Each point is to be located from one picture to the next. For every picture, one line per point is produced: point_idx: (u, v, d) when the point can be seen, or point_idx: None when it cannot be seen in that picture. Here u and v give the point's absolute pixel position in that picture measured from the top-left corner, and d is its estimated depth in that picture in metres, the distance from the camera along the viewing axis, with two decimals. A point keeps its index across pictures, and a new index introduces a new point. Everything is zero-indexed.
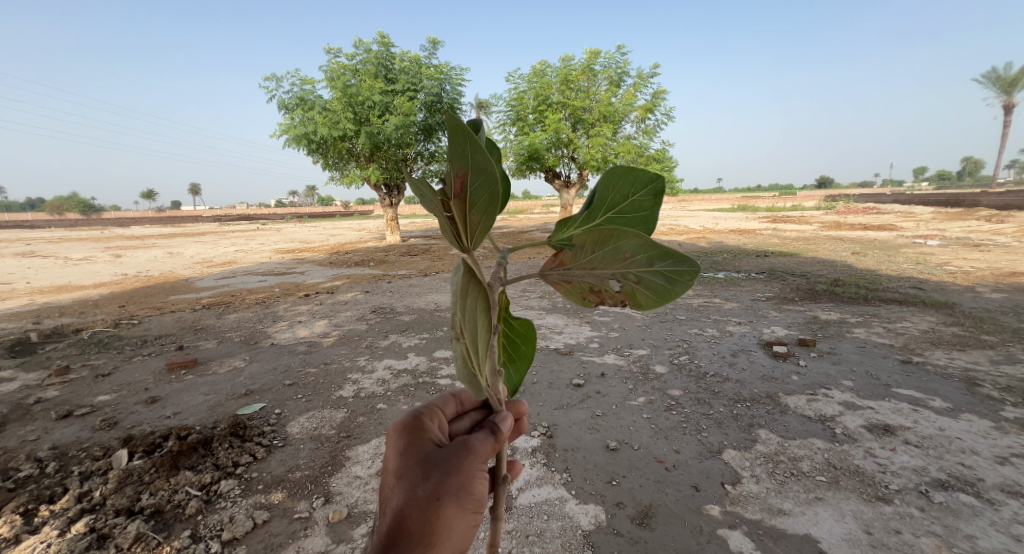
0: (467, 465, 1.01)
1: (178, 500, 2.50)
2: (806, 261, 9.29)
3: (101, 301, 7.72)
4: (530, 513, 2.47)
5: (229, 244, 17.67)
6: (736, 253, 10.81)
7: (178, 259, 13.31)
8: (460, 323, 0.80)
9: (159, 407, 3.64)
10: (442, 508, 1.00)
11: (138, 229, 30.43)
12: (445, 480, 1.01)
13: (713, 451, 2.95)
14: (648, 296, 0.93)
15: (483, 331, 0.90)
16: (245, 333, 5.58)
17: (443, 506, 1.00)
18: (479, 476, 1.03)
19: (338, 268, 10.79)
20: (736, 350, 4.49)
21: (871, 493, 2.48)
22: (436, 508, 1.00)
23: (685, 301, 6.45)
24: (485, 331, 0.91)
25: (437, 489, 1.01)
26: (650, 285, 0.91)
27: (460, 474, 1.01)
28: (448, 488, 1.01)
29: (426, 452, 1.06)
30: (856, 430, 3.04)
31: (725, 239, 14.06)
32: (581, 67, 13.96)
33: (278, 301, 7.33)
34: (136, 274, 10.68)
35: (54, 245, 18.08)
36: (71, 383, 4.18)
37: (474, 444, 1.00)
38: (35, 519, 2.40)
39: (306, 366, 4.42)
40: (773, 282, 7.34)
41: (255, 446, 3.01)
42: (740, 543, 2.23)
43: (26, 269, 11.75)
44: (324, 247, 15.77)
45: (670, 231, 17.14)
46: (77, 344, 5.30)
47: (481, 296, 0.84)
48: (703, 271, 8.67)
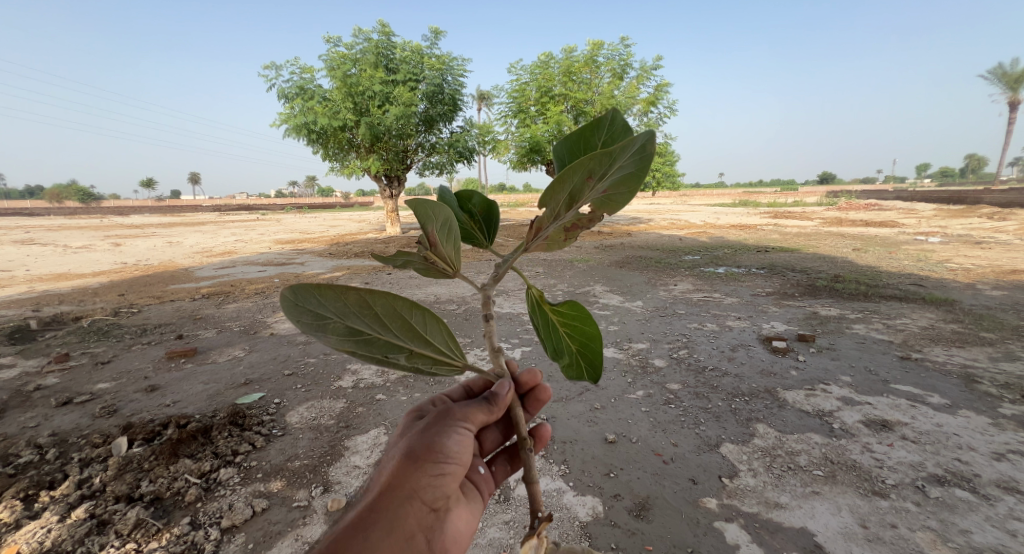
0: (440, 427, 1.12)
1: (178, 487, 2.51)
2: (806, 257, 9.29)
3: (100, 290, 7.72)
4: (528, 504, 2.49)
5: (228, 234, 17.64)
6: (736, 248, 10.80)
7: (178, 248, 13.27)
8: (326, 319, 0.85)
9: (158, 395, 3.65)
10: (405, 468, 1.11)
11: (137, 217, 30.39)
12: (421, 439, 1.11)
13: (712, 444, 2.96)
14: (623, 194, 0.91)
15: (401, 320, 0.90)
16: (245, 323, 5.59)
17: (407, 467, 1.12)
18: (453, 442, 1.12)
19: (338, 259, 10.78)
20: (735, 345, 4.50)
21: (867, 488, 2.50)
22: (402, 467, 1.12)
23: (685, 295, 6.46)
24: (413, 318, 0.91)
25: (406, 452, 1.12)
26: (620, 185, 0.89)
27: (433, 436, 1.11)
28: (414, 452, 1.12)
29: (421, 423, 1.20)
30: (854, 426, 3.05)
31: (726, 234, 14.03)
32: (583, 59, 13.85)
33: (277, 291, 7.32)
34: (136, 263, 10.67)
35: (53, 233, 18.05)
36: (70, 371, 4.19)
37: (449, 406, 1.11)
38: (35, 505, 2.41)
39: (305, 356, 4.42)
40: (773, 278, 7.35)
41: (254, 435, 3.02)
42: (737, 536, 2.24)
43: (25, 257, 11.71)
44: (324, 238, 15.71)
45: (671, 226, 17.11)
46: (77, 332, 5.31)
47: (366, 299, 0.83)
48: (703, 266, 8.67)
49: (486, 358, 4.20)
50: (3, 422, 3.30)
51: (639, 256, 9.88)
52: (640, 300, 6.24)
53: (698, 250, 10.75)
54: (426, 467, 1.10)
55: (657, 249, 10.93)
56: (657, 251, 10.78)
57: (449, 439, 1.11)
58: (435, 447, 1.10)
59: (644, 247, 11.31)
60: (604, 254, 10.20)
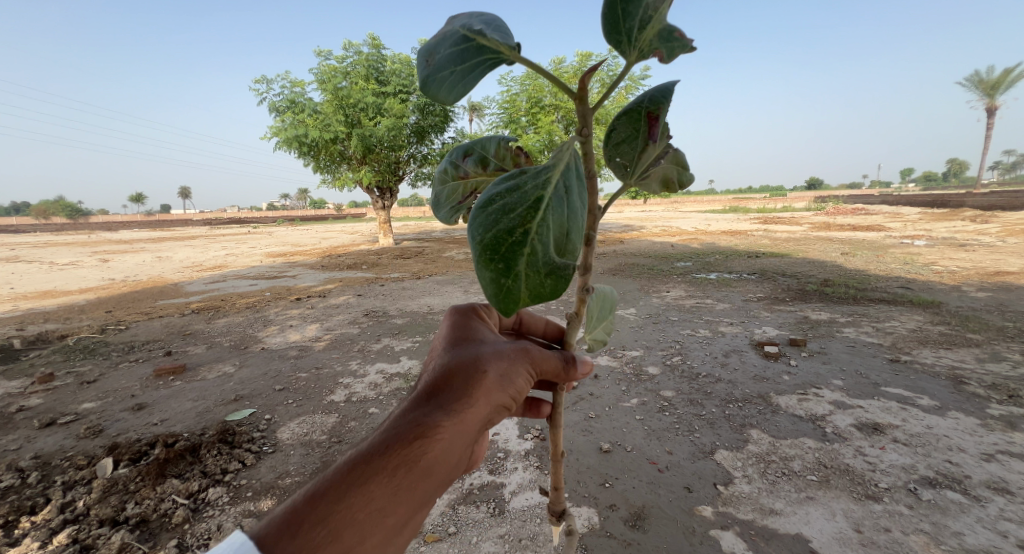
0: (523, 362, 1.16)
1: (165, 509, 2.45)
2: (796, 261, 9.38)
3: (88, 307, 7.60)
4: (523, 517, 2.49)
5: (219, 248, 17.46)
6: (727, 254, 10.90)
7: (167, 263, 13.14)
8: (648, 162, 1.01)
9: (146, 413, 3.59)
10: (484, 380, 1.13)
11: (128, 233, 30.19)
12: (506, 367, 1.15)
13: (706, 451, 2.96)
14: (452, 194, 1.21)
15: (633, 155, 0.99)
16: (235, 338, 5.51)
17: (485, 379, 1.13)
18: (525, 382, 1.16)
19: (330, 271, 10.74)
20: (727, 350, 4.52)
21: (861, 492, 2.50)
22: (480, 378, 1.13)
23: (677, 302, 6.50)
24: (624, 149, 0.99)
25: (485, 363, 1.15)
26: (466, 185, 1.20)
27: (519, 368, 1.16)
28: (495, 366, 1.15)
29: (481, 334, 1.26)
30: (846, 429, 3.06)
31: (717, 240, 14.20)
32: (572, 69, 14.03)
33: (268, 305, 7.26)
34: (125, 279, 10.55)
35: (40, 249, 17.86)
36: (55, 391, 4.10)
37: (539, 351, 1.17)
38: (16, 531, 2.35)
39: (297, 370, 4.38)
40: (764, 283, 7.41)
41: (244, 452, 2.97)
42: (733, 544, 2.24)
43: (9, 275, 11.51)
44: (316, 250, 15.68)
45: (663, 233, 17.24)
46: (63, 351, 5.21)
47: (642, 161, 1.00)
48: (694, 272, 8.72)
49: None
50: None
51: (631, 263, 9.95)
52: (633, 307, 6.29)
53: (690, 257, 10.84)
54: (501, 394, 1.15)
55: (650, 256, 11.01)
56: (650, 257, 10.83)
57: (524, 380, 1.16)
58: (512, 377, 1.15)
59: (636, 255, 11.36)
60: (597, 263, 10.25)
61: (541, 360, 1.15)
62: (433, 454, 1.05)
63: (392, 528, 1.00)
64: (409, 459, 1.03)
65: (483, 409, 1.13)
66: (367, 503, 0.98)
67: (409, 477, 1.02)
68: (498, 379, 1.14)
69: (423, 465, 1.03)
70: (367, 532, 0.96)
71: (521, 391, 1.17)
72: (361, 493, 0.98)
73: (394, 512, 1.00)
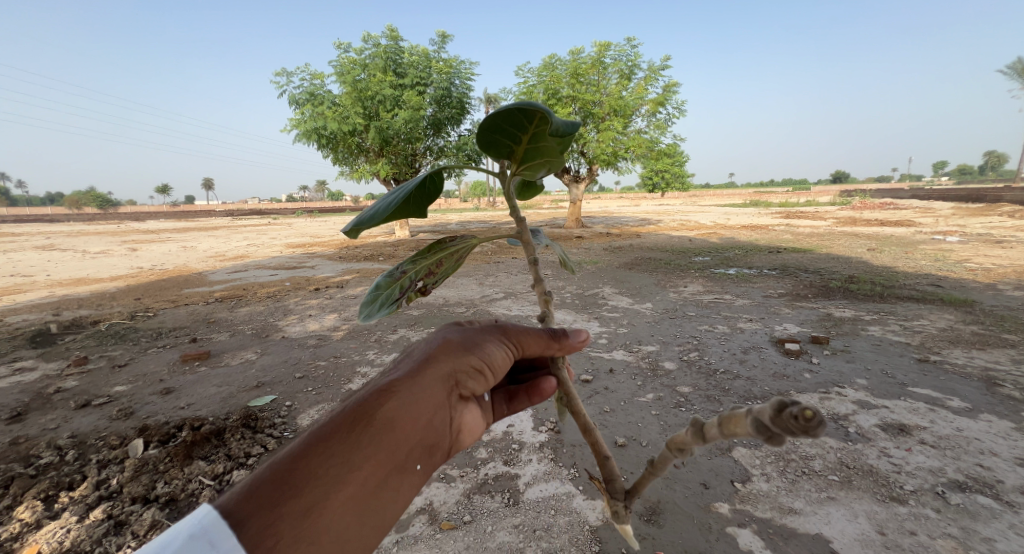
0: (486, 331, 1.29)
1: (192, 489, 2.54)
2: (819, 257, 9.14)
3: (118, 294, 7.85)
4: (537, 508, 2.50)
5: (242, 239, 17.81)
6: (748, 249, 10.69)
7: (192, 253, 13.46)
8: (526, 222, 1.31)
9: (173, 397, 3.71)
10: (449, 346, 1.25)
11: (154, 222, 31.04)
12: (462, 335, 1.28)
13: (723, 448, 2.93)
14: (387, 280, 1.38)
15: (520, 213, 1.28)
16: (256, 327, 5.63)
17: (450, 345, 1.26)
18: (491, 349, 1.28)
19: (347, 262, 10.88)
20: (746, 347, 4.45)
21: (885, 494, 2.44)
22: (444, 345, 1.26)
23: (695, 297, 6.42)
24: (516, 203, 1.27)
25: (450, 336, 1.29)
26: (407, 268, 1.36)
27: (475, 335, 1.28)
28: (459, 336, 1.28)
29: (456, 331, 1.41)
30: (870, 430, 2.98)
31: (737, 234, 13.92)
32: (591, 60, 13.84)
33: (288, 294, 7.40)
34: (152, 268, 10.85)
35: (71, 238, 18.44)
36: (89, 374, 4.27)
37: (506, 327, 1.30)
38: (56, 505, 2.46)
39: (316, 358, 4.46)
40: (786, 279, 7.25)
41: (266, 437, 3.05)
42: (750, 541, 2.22)
43: (45, 262, 11.94)
44: (334, 242, 15.90)
45: (682, 227, 16.98)
46: (96, 336, 5.40)
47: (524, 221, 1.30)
48: (713, 267, 8.58)
49: None
50: (25, 423, 3.37)
51: (648, 258, 9.84)
52: (650, 302, 6.23)
53: (709, 251, 10.66)
54: (466, 358, 1.25)
55: (667, 250, 10.86)
56: (668, 252, 10.69)
57: (490, 347, 1.28)
58: (475, 343, 1.26)
59: (653, 249, 11.22)
60: (614, 256, 10.16)
61: (510, 332, 1.29)
62: (393, 409, 1.12)
63: (359, 482, 1.03)
64: (370, 413, 1.10)
65: (449, 370, 1.23)
66: (336, 452, 1.04)
67: (374, 427, 1.09)
68: (455, 345, 1.26)
69: (387, 416, 1.11)
70: (336, 478, 1.01)
71: (491, 358, 1.28)
72: (331, 444, 1.05)
73: (360, 464, 1.04)
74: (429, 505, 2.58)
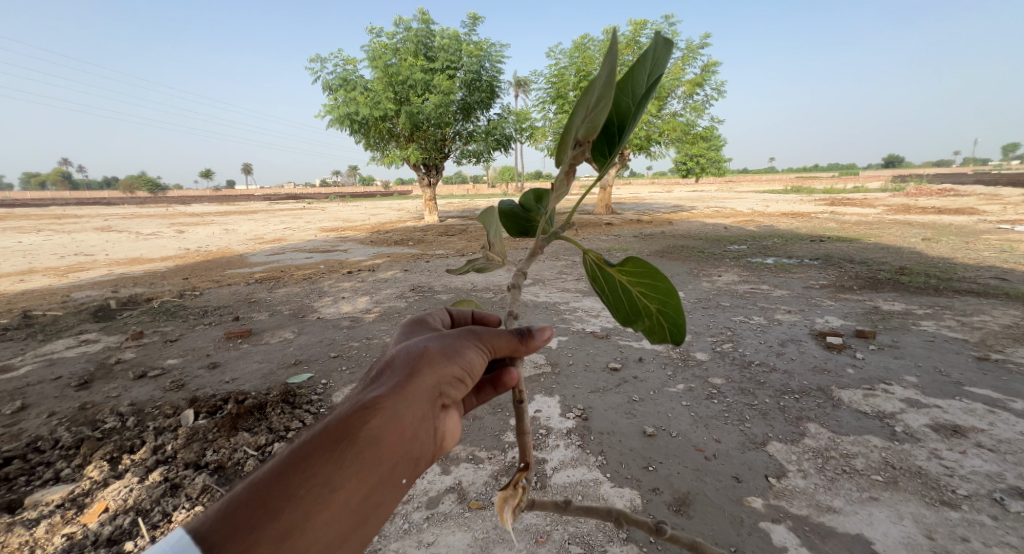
0: (469, 335, 1.07)
1: (238, 458, 2.67)
2: (867, 247, 8.68)
3: (168, 273, 8.29)
4: (564, 493, 2.51)
5: (279, 222, 18.43)
6: (788, 237, 10.25)
7: (234, 235, 14.05)
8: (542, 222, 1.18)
9: (219, 371, 3.90)
10: (428, 353, 1.04)
11: (197, 206, 32.45)
12: (442, 339, 1.07)
13: (757, 442, 2.85)
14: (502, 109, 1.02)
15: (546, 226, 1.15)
16: (294, 307, 5.84)
17: (429, 353, 1.04)
18: (473, 357, 1.06)
19: (378, 246, 11.10)
20: (784, 339, 4.29)
21: (935, 497, 2.32)
22: (423, 353, 1.04)
23: (730, 287, 6.23)
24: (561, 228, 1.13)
25: (428, 341, 1.07)
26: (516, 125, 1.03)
27: (456, 338, 1.07)
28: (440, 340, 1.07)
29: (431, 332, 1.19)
30: (920, 430, 2.83)
31: (777, 222, 13.37)
32: (625, 40, 13.41)
33: (323, 277, 7.63)
34: (198, 249, 11.38)
35: (125, 220, 19.55)
36: (144, 347, 4.54)
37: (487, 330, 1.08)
38: (120, 466, 2.65)
39: (350, 339, 4.59)
40: (828, 269, 6.93)
41: (304, 412, 3.16)
42: (785, 538, 2.16)
43: (102, 243, 12.73)
44: (366, 226, 16.24)
45: (717, 214, 16.45)
46: (149, 312, 5.74)
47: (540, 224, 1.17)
48: (750, 256, 8.29)
49: None
50: (90, 391, 3.62)
51: (681, 245, 9.60)
52: (682, 291, 6.09)
53: (746, 239, 10.28)
54: (448, 368, 1.05)
55: (702, 238, 10.55)
56: (702, 240, 10.38)
57: (474, 354, 1.06)
58: (456, 349, 1.05)
59: (687, 237, 10.92)
60: (645, 244, 9.97)
61: (492, 337, 1.06)
62: (368, 428, 0.92)
63: (335, 517, 0.84)
64: (345, 434, 0.90)
65: (430, 381, 1.02)
66: (299, 484, 0.84)
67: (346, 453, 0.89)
68: (437, 352, 1.04)
69: (361, 438, 0.90)
70: (300, 515, 0.81)
71: (475, 365, 1.07)
72: (294, 474, 0.85)
73: (334, 496, 0.84)
74: (458, 484, 2.63)
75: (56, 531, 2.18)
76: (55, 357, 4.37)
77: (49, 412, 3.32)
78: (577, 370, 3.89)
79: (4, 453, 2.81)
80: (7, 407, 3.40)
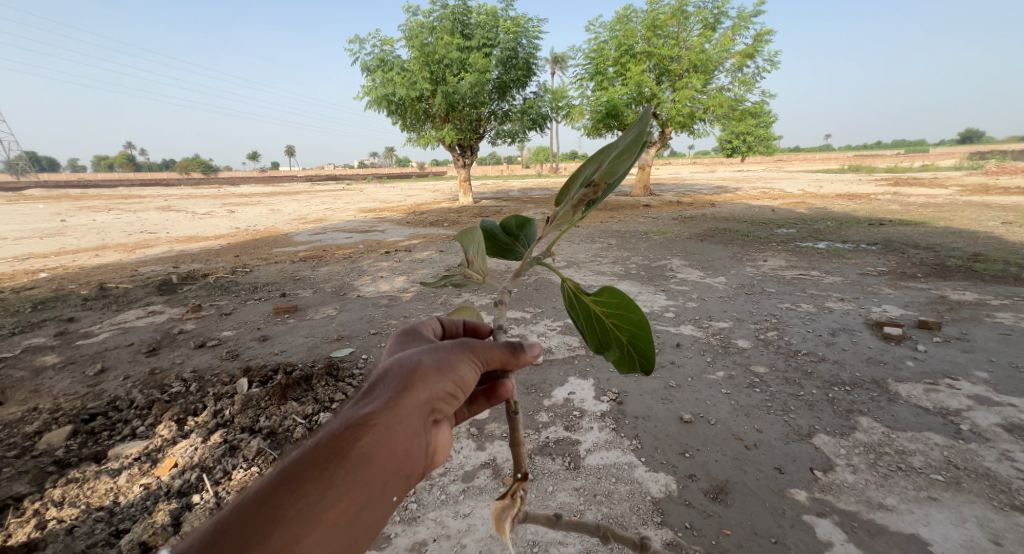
0: (460, 348, 1.10)
1: (288, 425, 2.81)
2: (933, 231, 8.04)
3: (221, 250, 8.74)
4: (598, 474, 2.51)
5: (320, 203, 18.97)
6: (843, 220, 9.63)
7: (280, 215, 14.60)
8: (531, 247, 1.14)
9: (269, 344, 4.11)
10: (423, 368, 1.06)
11: (245, 187, 33.89)
12: (435, 353, 1.09)
13: (802, 433, 2.74)
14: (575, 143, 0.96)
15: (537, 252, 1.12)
16: (335, 285, 6.03)
17: (424, 367, 1.06)
18: (465, 371, 1.09)
19: (415, 227, 11.27)
20: (835, 328, 4.07)
21: (1003, 501, 2.17)
22: (418, 368, 1.05)
23: (777, 272, 5.95)
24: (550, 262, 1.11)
25: (422, 355, 1.09)
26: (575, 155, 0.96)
27: (449, 352, 1.09)
28: (434, 354, 1.09)
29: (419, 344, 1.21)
30: (988, 429, 2.64)
31: (831, 204, 12.58)
32: (670, 11, 12.75)
33: (363, 256, 7.83)
34: (247, 228, 11.92)
35: (181, 200, 20.69)
36: (202, 319, 4.84)
37: (477, 344, 1.12)
38: (186, 426, 2.85)
39: (388, 318, 4.70)
40: (888, 255, 6.48)
41: (347, 385, 3.29)
42: (830, 533, 2.09)
43: (162, 221, 13.55)
44: (403, 207, 16.49)
45: (765, 196, 15.65)
46: (206, 286, 6.09)
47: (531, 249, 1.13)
48: (800, 240, 7.86)
49: (556, 330, 4.34)
50: (157, 358, 3.90)
51: (724, 228, 9.21)
52: (724, 276, 5.87)
53: (796, 223, 9.74)
54: (443, 381, 1.07)
55: (747, 221, 10.08)
56: (747, 223, 9.93)
57: (466, 368, 1.08)
58: (450, 363, 1.08)
59: (730, 219, 10.47)
60: (686, 227, 9.63)
61: (484, 350, 1.09)
62: (367, 442, 0.93)
63: (329, 534, 0.83)
64: (339, 451, 0.90)
65: (425, 395, 1.04)
66: (299, 498, 0.83)
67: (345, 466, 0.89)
68: (430, 366, 1.06)
69: (359, 452, 0.91)
70: (300, 528, 0.81)
71: (467, 379, 1.10)
72: (292, 488, 0.84)
73: (329, 514, 0.84)
74: (493, 461, 2.68)
75: (134, 481, 2.39)
76: (126, 326, 4.72)
77: (123, 375, 3.60)
78: None
79: (88, 410, 3.08)
80: (88, 369, 3.71)
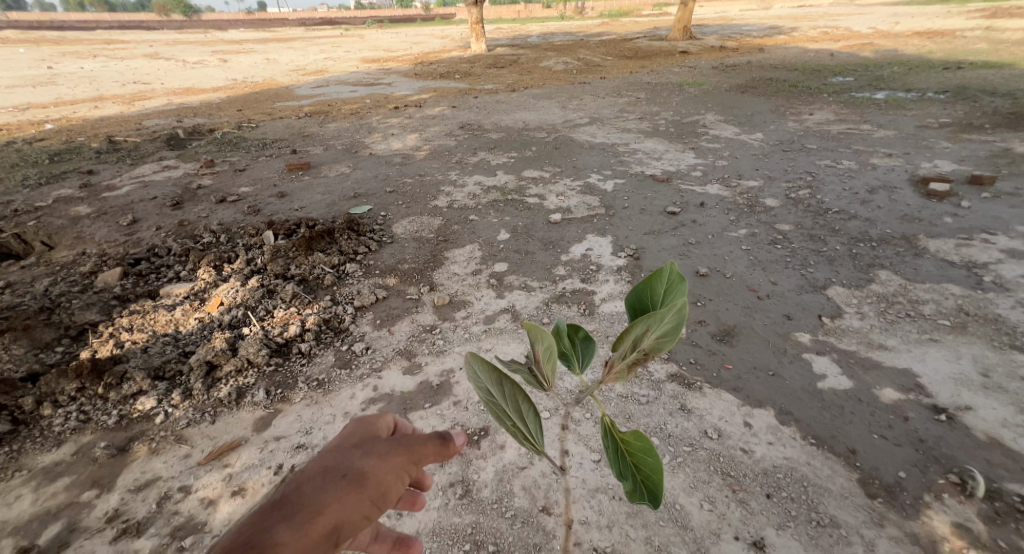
0: (394, 457, 0.97)
1: (318, 273, 2.99)
2: (1014, 76, 7.05)
3: (222, 105, 8.29)
4: (612, 319, 2.70)
5: (319, 51, 17.28)
6: (908, 66, 8.48)
7: (277, 66, 13.45)
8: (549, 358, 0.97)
9: (288, 200, 4.13)
10: (350, 479, 0.91)
11: (236, 33, 30.76)
12: (367, 454, 0.95)
13: (817, 285, 2.81)
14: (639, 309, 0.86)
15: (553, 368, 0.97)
16: (346, 142, 5.81)
17: (351, 479, 0.91)
18: (392, 479, 0.95)
19: (424, 79, 10.36)
20: (874, 186, 3.87)
21: (1003, 341, 2.28)
22: (343, 480, 0.90)
23: (821, 127, 5.46)
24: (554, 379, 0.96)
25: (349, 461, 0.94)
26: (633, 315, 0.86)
27: (381, 459, 0.96)
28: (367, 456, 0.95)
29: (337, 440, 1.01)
30: (1010, 280, 2.65)
31: (899, 47, 10.95)
32: None
33: (372, 112, 7.37)
34: (245, 80, 11.10)
35: (168, 48, 19.03)
36: (218, 174, 4.80)
37: (413, 453, 0.99)
38: (224, 272, 3.03)
39: (404, 175, 4.61)
40: (953, 106, 5.81)
41: (369, 239, 3.41)
42: (826, 368, 2.28)
43: (155, 73, 12.64)
44: (409, 56, 14.98)
45: (823, 38, 13.63)
46: (214, 142, 5.91)
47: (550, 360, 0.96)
48: (853, 90, 7.04)
49: (576, 188, 4.23)
50: (183, 211, 3.98)
51: (768, 78, 8.26)
52: (760, 132, 5.44)
53: (853, 70, 8.62)
54: (368, 493, 0.92)
55: (796, 70, 8.97)
56: (796, 71, 8.84)
57: (397, 480, 0.95)
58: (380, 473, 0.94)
59: (777, 68, 9.32)
60: (725, 77, 8.66)
61: (419, 457, 0.99)
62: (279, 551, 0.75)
63: None
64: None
65: (347, 514, 0.88)
66: None
67: None
68: (358, 480, 0.91)
69: None
70: None
71: (392, 491, 0.95)
72: None
73: None
74: (513, 307, 2.85)
75: (190, 315, 2.64)
76: (146, 180, 4.72)
77: (156, 226, 3.72)
78: (633, 212, 3.79)
79: (132, 255, 3.26)
80: (121, 220, 3.83)
